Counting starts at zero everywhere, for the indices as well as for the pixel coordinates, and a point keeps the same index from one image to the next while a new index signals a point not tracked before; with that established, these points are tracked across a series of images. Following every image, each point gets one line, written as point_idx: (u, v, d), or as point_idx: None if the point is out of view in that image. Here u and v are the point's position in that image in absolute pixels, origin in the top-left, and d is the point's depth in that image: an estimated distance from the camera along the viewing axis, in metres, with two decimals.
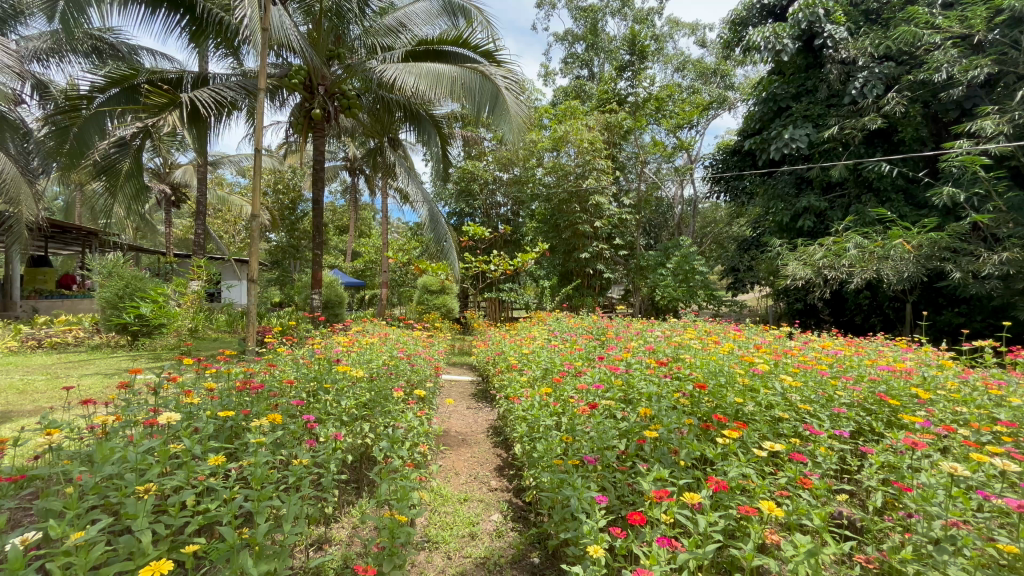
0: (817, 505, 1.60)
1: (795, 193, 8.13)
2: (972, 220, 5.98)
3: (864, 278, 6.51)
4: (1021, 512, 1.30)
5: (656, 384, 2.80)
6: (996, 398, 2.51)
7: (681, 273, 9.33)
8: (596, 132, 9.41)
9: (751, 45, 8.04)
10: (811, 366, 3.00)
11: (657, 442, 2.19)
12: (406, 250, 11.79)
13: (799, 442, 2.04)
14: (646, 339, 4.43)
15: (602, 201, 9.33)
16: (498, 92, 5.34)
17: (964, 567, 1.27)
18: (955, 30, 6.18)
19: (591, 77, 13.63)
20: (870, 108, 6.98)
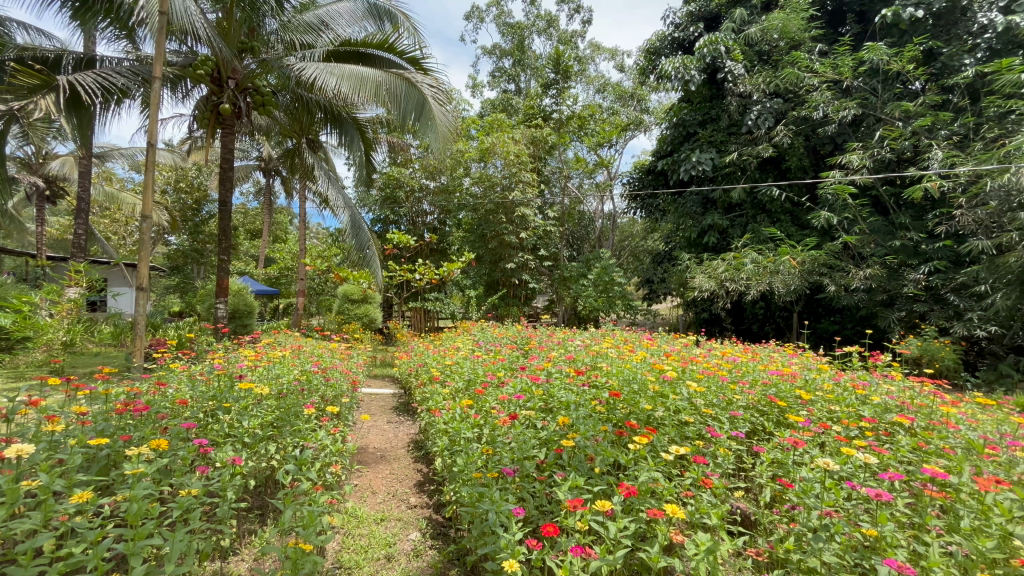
0: (716, 504, 1.71)
1: (702, 211, 8.84)
2: (844, 241, 6.86)
3: (759, 290, 7.21)
4: (880, 499, 1.49)
5: (574, 393, 2.88)
6: (861, 397, 2.87)
7: (601, 283, 9.76)
8: (522, 146, 9.61)
9: (663, 74, 8.68)
10: (713, 372, 3.24)
11: (575, 450, 2.25)
12: (326, 257, 11.23)
13: (702, 445, 2.19)
14: (567, 348, 4.55)
15: (528, 212, 9.53)
16: (425, 101, 5.28)
17: (837, 552, 1.41)
18: (829, 75, 7.13)
19: (517, 91, 13.96)
20: (763, 138, 7.80)
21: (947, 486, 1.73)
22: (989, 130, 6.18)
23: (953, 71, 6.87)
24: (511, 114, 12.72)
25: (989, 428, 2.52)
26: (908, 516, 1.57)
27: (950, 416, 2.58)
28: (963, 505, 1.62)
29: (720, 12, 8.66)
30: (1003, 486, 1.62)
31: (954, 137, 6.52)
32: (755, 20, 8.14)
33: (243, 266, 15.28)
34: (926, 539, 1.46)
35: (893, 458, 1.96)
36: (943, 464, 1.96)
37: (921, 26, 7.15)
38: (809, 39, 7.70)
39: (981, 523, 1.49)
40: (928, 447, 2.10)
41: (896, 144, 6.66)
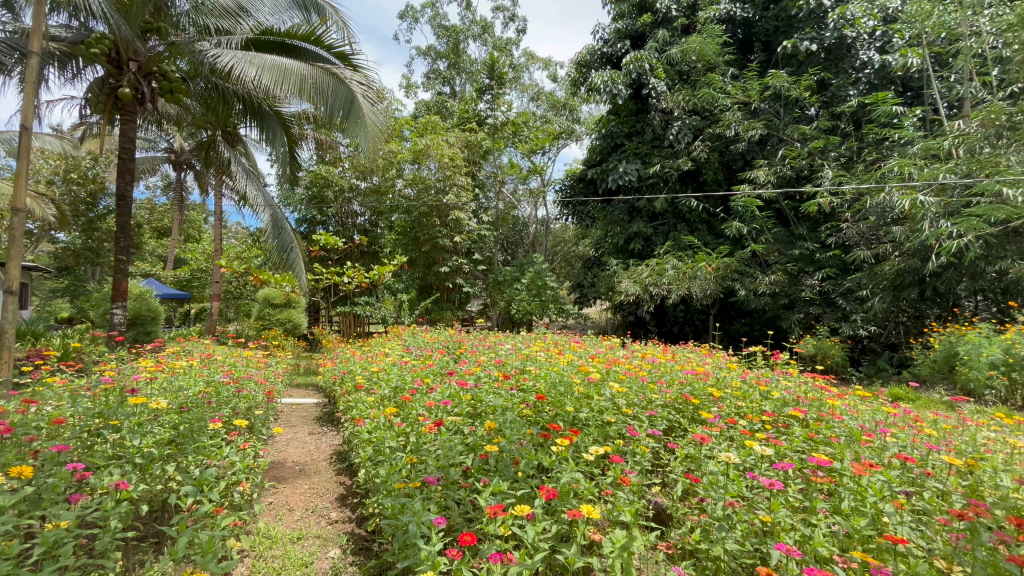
0: (634, 502, 1.77)
1: (628, 219, 9.25)
2: (752, 249, 7.48)
3: (679, 294, 7.69)
4: (773, 488, 1.61)
5: (502, 397, 2.88)
6: (764, 393, 3.13)
7: (534, 287, 9.95)
8: (456, 149, 9.54)
9: (593, 86, 9.00)
10: (634, 373, 3.38)
11: (500, 455, 2.24)
12: (244, 259, 10.45)
13: (621, 444, 2.27)
14: (497, 352, 4.55)
15: (462, 216, 9.46)
16: (354, 99, 5.07)
17: (739, 539, 1.52)
18: (740, 97, 7.77)
19: (451, 95, 13.89)
20: (683, 152, 8.33)
21: (832, 471, 1.92)
22: (869, 154, 7.03)
23: (841, 100, 7.75)
24: (446, 117, 12.57)
25: (865, 417, 2.84)
26: (800, 501, 1.72)
27: (835, 407, 2.89)
28: (844, 488, 1.80)
29: (645, 32, 9.13)
30: (875, 469, 1.83)
31: (841, 159, 7.36)
32: (676, 41, 8.67)
33: (147, 267, 13.86)
34: (813, 520, 1.61)
35: (787, 448, 2.15)
36: (829, 451, 2.18)
37: (816, 58, 7.98)
38: (722, 63, 8.33)
39: (857, 504, 1.67)
40: (817, 437, 2.33)
41: (795, 163, 7.38)
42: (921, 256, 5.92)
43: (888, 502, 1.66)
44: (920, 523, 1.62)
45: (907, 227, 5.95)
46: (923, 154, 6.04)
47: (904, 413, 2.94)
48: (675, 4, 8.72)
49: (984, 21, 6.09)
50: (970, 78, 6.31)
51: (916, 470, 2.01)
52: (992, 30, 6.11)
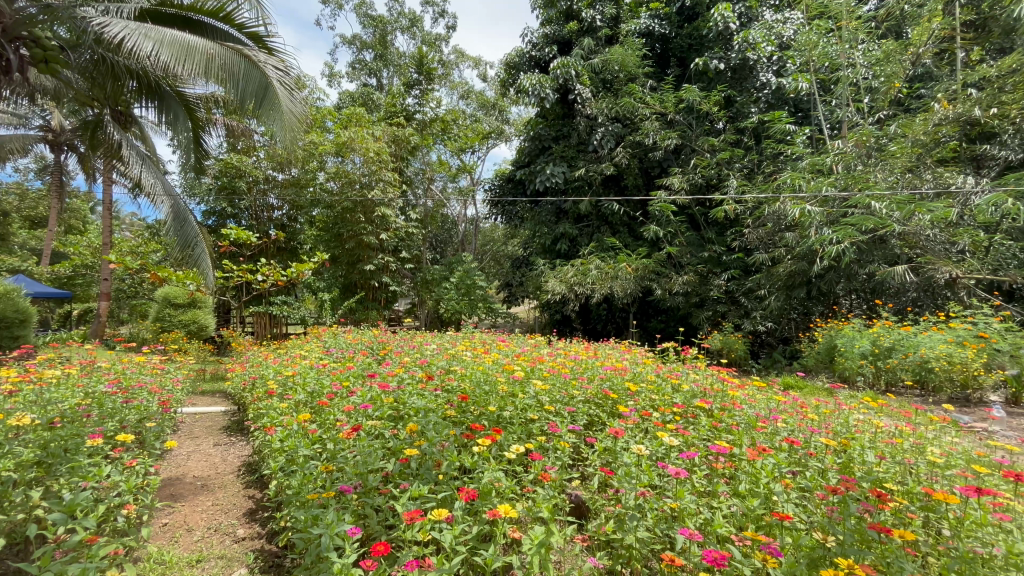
0: (554, 499, 1.80)
1: (555, 220, 9.50)
2: (667, 251, 8.00)
3: (602, 294, 8.04)
4: (679, 476, 1.72)
5: (425, 399, 2.81)
6: (674, 386, 3.34)
7: (463, 286, 9.92)
8: (382, 143, 9.22)
9: (521, 88, 9.10)
10: (557, 370, 3.47)
11: (422, 457, 2.20)
12: (140, 254, 9.41)
13: (543, 440, 2.31)
14: (423, 352, 4.46)
15: (389, 213, 9.16)
16: (268, 85, 4.72)
17: (650, 527, 1.60)
18: (657, 108, 8.24)
19: (378, 87, 13.44)
20: (606, 157, 8.69)
21: (731, 456, 2.09)
22: (766, 166, 7.76)
23: (744, 116, 8.48)
24: (371, 110, 12.12)
25: (760, 405, 3.13)
26: (703, 486, 1.85)
27: (735, 397, 3.15)
28: (742, 472, 1.96)
29: (571, 39, 9.38)
30: (767, 453, 2.01)
31: (745, 170, 8.05)
32: (600, 50, 9.00)
33: (16, 262, 12.04)
34: (715, 503, 1.74)
35: (693, 438, 2.31)
36: (728, 439, 2.38)
37: (722, 76, 8.65)
38: (642, 74, 8.75)
39: (752, 486, 1.83)
40: (720, 426, 2.53)
41: (705, 172, 7.98)
42: (808, 259, 6.63)
43: (777, 482, 1.84)
44: (803, 499, 1.80)
45: (796, 234, 6.64)
46: (811, 169, 6.75)
47: (792, 400, 3.27)
48: (599, 14, 9.05)
49: (858, 54, 6.97)
50: (847, 103, 7.16)
51: (801, 451, 2.24)
52: (865, 63, 6.98)
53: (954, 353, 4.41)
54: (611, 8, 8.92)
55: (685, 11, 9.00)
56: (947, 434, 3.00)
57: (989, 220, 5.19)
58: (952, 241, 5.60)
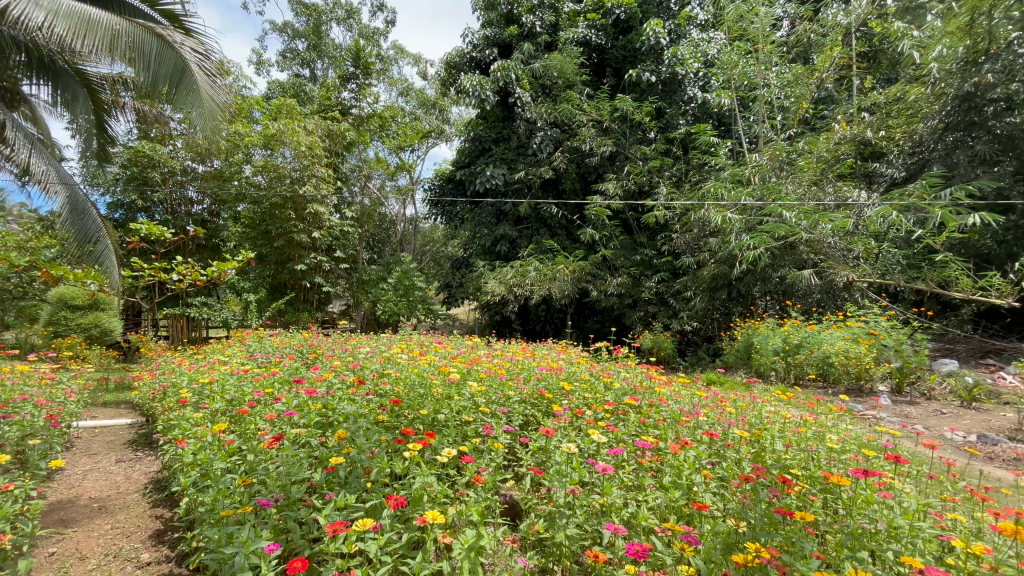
0: (485, 501, 1.79)
1: (495, 222, 9.53)
2: (602, 254, 8.29)
3: (540, 295, 8.18)
4: (606, 473, 1.76)
5: (356, 404, 2.70)
6: (606, 384, 3.44)
7: (401, 287, 9.70)
8: (315, 137, 8.79)
9: (461, 88, 9.03)
10: (494, 371, 3.46)
11: (351, 466, 2.10)
12: (29, 249, 8.33)
13: (477, 442, 2.29)
14: (355, 355, 4.29)
15: (322, 211, 8.76)
16: (185, 68, 4.32)
17: (579, 524, 1.63)
18: (593, 115, 8.49)
19: (311, 79, 12.84)
20: (545, 161, 8.85)
21: (657, 451, 2.18)
22: (693, 176, 8.23)
23: (673, 128, 8.92)
24: (304, 103, 11.53)
25: (685, 400, 3.31)
26: (631, 481, 1.91)
27: (661, 394, 3.31)
28: (666, 465, 2.06)
29: (511, 43, 9.43)
30: (689, 446, 2.12)
31: (673, 178, 8.48)
32: (539, 56, 9.12)
33: None
34: (642, 496, 1.80)
35: (621, 434, 2.39)
36: (655, 433, 2.49)
37: (654, 89, 9.06)
38: (580, 82, 8.96)
39: (675, 478, 1.91)
40: (647, 421, 2.65)
41: (638, 179, 8.36)
42: (729, 263, 7.11)
43: (697, 473, 1.94)
44: (721, 488, 1.92)
45: (719, 239, 7.10)
46: (732, 179, 7.23)
47: (712, 395, 3.48)
48: (539, 20, 9.17)
49: (773, 76, 7.51)
50: (763, 120, 7.68)
51: (719, 443, 2.38)
52: (778, 84, 7.60)
53: (850, 348, 4.94)
54: (550, 15, 9.09)
55: (620, 23, 9.32)
56: (843, 422, 3.34)
57: (879, 230, 5.84)
58: (849, 248, 6.24)
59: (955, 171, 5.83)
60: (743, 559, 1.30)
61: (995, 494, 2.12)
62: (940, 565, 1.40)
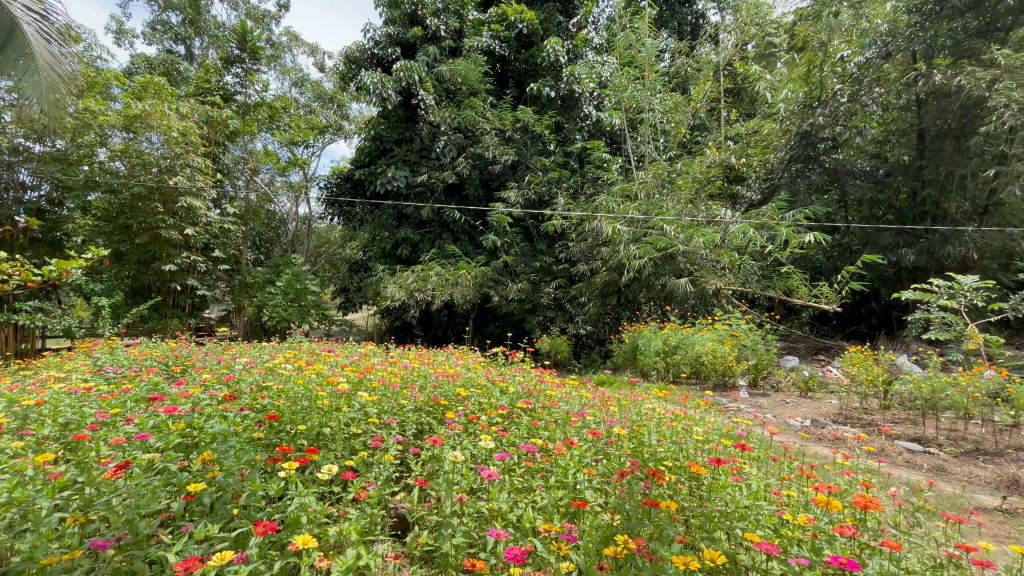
0: (368, 518, 1.70)
1: (396, 224, 9.26)
2: (504, 260, 8.46)
3: (442, 300, 8.08)
4: (491, 478, 1.78)
5: (226, 422, 2.41)
6: (502, 390, 3.48)
7: (291, 290, 8.85)
8: (190, 122, 7.86)
9: (361, 84, 8.64)
10: (387, 380, 3.32)
11: (217, 491, 1.89)
12: None
13: (365, 455, 2.18)
14: (232, 366, 3.85)
15: (197, 204, 7.84)
16: (14, 28, 3.59)
17: (467, 532, 1.62)
18: (495, 124, 8.62)
19: (187, 57, 11.48)
20: (448, 165, 8.83)
21: (546, 453, 2.25)
22: (588, 188, 8.68)
23: (570, 142, 9.36)
24: (177, 84, 10.23)
25: (574, 401, 3.47)
26: (519, 484, 1.95)
27: (553, 396, 3.43)
28: (554, 465, 2.13)
29: (415, 44, 9.25)
30: (574, 446, 2.23)
31: (570, 190, 8.89)
32: (443, 61, 9.05)
33: None
34: (529, 498, 1.84)
35: (513, 438, 2.43)
36: (545, 435, 2.57)
37: (553, 103, 9.38)
38: (483, 90, 9.01)
39: (562, 477, 2.00)
40: (538, 424, 2.72)
41: (538, 189, 8.66)
42: (618, 271, 7.63)
43: (582, 472, 2.04)
44: (603, 484, 2.04)
45: (610, 249, 7.59)
46: (621, 194, 7.79)
47: (599, 396, 3.69)
48: (444, 25, 9.04)
49: (656, 102, 8.21)
50: (648, 141, 8.34)
51: (602, 441, 2.53)
52: (661, 109, 8.37)
53: (717, 348, 5.54)
54: (454, 21, 9.09)
55: (523, 38, 9.48)
56: (709, 414, 3.74)
57: (740, 244, 6.64)
58: (717, 259, 7.00)
59: (797, 197, 6.83)
60: (614, 550, 1.38)
61: (821, 470, 2.51)
62: (774, 535, 1.61)
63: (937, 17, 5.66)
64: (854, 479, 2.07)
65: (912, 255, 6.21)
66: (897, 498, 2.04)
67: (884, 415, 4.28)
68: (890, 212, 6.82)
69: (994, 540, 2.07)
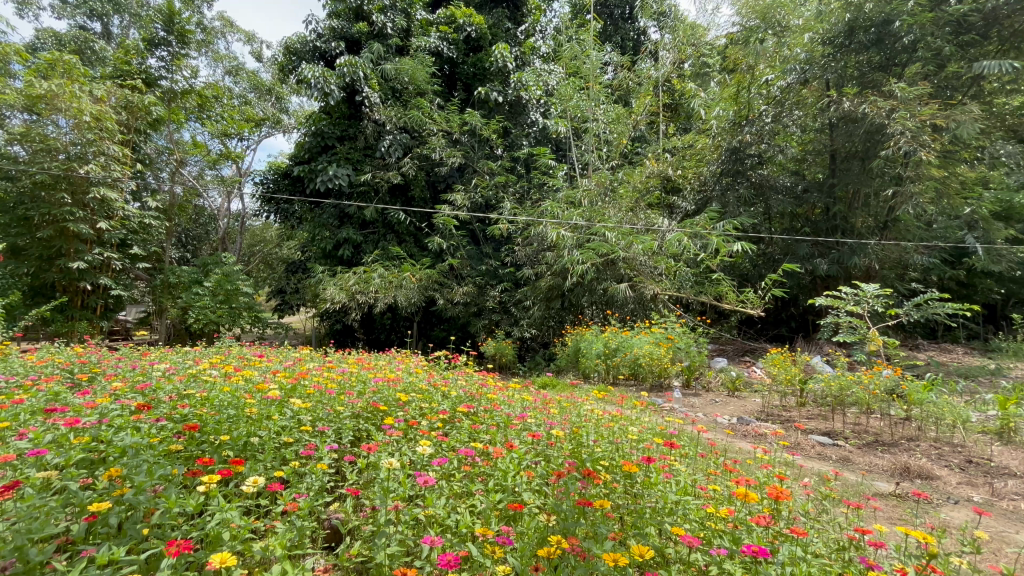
0: (297, 531, 1.62)
1: (338, 224, 8.95)
2: (449, 263, 8.42)
3: (385, 303, 7.89)
4: (427, 484, 1.75)
5: (139, 434, 2.21)
6: (444, 394, 3.44)
7: (221, 292, 8.25)
8: (105, 107, 7.18)
9: (302, 78, 8.28)
10: (323, 386, 3.19)
11: (125, 511, 1.72)
12: None
13: (296, 465, 2.07)
14: (148, 373, 3.54)
15: (111, 196, 7.12)
16: None
17: (401, 540, 1.58)
18: (442, 126, 8.54)
19: (104, 36, 10.55)
20: (393, 165, 8.67)
21: (485, 457, 2.24)
22: (534, 194, 8.80)
23: (517, 147, 9.48)
24: (91, 64, 9.32)
25: (516, 405, 3.49)
26: (458, 490, 1.94)
27: (494, 400, 3.44)
28: (494, 468, 2.14)
29: (360, 40, 9.01)
30: (514, 449, 2.24)
31: (517, 195, 8.97)
32: (389, 59, 8.88)
33: None
34: (467, 503, 1.83)
35: (453, 443, 2.41)
36: (485, 439, 2.57)
37: (501, 108, 9.51)
38: (431, 91, 8.88)
39: (500, 480, 2.00)
40: (479, 428, 2.72)
41: (484, 192, 8.67)
42: (562, 275, 7.78)
43: (521, 474, 2.06)
44: (540, 485, 2.07)
45: (554, 253, 7.74)
46: (566, 201, 7.96)
47: (540, 399, 3.73)
48: (390, 22, 8.91)
49: (600, 113, 8.49)
50: (592, 150, 8.59)
51: (542, 443, 2.56)
52: (605, 119, 8.60)
53: (653, 351, 5.79)
54: (401, 19, 8.94)
55: (471, 41, 9.48)
56: (645, 414, 3.90)
57: (676, 252, 6.97)
58: (655, 266, 7.22)
59: (727, 209, 7.31)
60: (547, 551, 1.40)
61: (744, 465, 2.68)
62: (700, 528, 1.71)
63: (846, 50, 6.29)
64: (770, 473, 2.23)
65: (825, 264, 6.80)
66: (808, 487, 2.22)
67: (800, 411, 4.63)
68: (807, 225, 7.35)
69: (887, 522, 2.30)
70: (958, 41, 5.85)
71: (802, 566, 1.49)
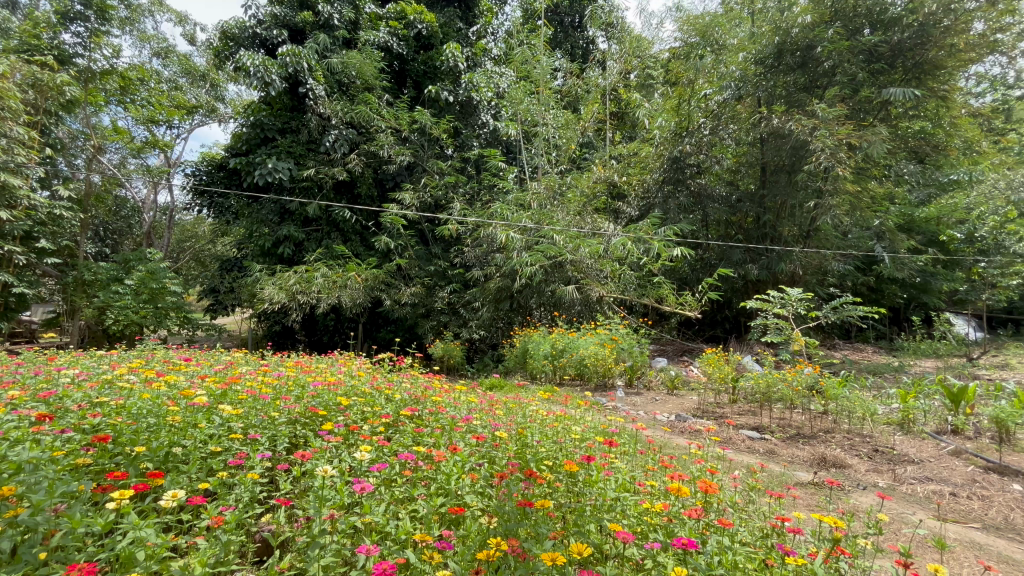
0: (222, 546, 1.52)
1: (278, 220, 8.52)
2: (397, 263, 8.23)
3: (328, 303, 7.58)
4: (365, 491, 1.69)
5: (40, 447, 1.99)
6: (387, 398, 3.34)
7: (144, 291, 7.60)
8: (8, 82, 6.41)
9: (240, 65, 7.83)
10: (257, 391, 3.01)
11: (20, 534, 1.54)
12: None
13: (224, 475, 1.94)
14: (54, 380, 3.20)
15: (15, 183, 6.38)
16: None
17: (337, 549, 1.52)
18: (391, 123, 8.36)
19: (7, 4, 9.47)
20: (338, 161, 8.36)
21: (428, 460, 2.20)
22: (484, 195, 8.78)
23: (467, 148, 9.48)
24: None
25: (462, 406, 3.46)
26: (399, 495, 1.89)
27: (439, 402, 3.39)
28: (437, 472, 2.10)
29: (305, 29, 8.65)
30: (457, 452, 2.22)
31: (466, 196, 8.93)
32: (336, 51, 8.58)
33: None
34: (409, 509, 1.79)
35: (394, 447, 2.35)
36: (428, 443, 2.52)
37: (452, 108, 9.42)
38: (379, 87, 8.65)
39: (443, 484, 1.98)
40: (423, 431, 2.67)
41: (433, 192, 8.56)
42: (511, 277, 7.81)
43: (465, 477, 2.04)
44: (484, 487, 2.06)
45: (503, 255, 7.76)
46: (516, 203, 8.01)
47: (486, 400, 3.72)
48: (337, 13, 8.63)
49: (550, 118, 8.62)
50: (541, 154, 8.71)
51: (487, 444, 2.55)
52: (554, 124, 8.73)
53: (598, 352, 5.93)
54: (349, 11, 8.64)
55: (422, 39, 9.32)
56: (589, 413, 3.98)
57: (621, 255, 7.19)
58: (601, 269, 7.42)
59: (668, 215, 7.63)
60: (488, 554, 1.39)
61: (680, 461, 2.79)
62: (637, 523, 1.76)
63: (776, 71, 6.82)
64: (703, 467, 2.34)
65: (756, 270, 7.25)
66: (736, 480, 2.35)
67: (733, 408, 4.90)
68: (740, 232, 7.80)
69: (805, 509, 2.49)
70: (871, 69, 6.48)
71: (729, 554, 1.57)
